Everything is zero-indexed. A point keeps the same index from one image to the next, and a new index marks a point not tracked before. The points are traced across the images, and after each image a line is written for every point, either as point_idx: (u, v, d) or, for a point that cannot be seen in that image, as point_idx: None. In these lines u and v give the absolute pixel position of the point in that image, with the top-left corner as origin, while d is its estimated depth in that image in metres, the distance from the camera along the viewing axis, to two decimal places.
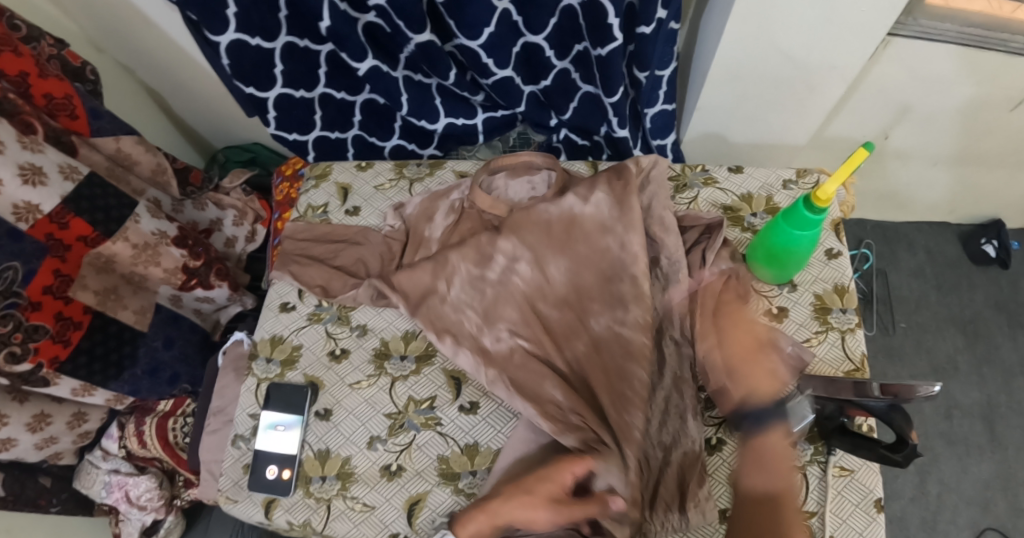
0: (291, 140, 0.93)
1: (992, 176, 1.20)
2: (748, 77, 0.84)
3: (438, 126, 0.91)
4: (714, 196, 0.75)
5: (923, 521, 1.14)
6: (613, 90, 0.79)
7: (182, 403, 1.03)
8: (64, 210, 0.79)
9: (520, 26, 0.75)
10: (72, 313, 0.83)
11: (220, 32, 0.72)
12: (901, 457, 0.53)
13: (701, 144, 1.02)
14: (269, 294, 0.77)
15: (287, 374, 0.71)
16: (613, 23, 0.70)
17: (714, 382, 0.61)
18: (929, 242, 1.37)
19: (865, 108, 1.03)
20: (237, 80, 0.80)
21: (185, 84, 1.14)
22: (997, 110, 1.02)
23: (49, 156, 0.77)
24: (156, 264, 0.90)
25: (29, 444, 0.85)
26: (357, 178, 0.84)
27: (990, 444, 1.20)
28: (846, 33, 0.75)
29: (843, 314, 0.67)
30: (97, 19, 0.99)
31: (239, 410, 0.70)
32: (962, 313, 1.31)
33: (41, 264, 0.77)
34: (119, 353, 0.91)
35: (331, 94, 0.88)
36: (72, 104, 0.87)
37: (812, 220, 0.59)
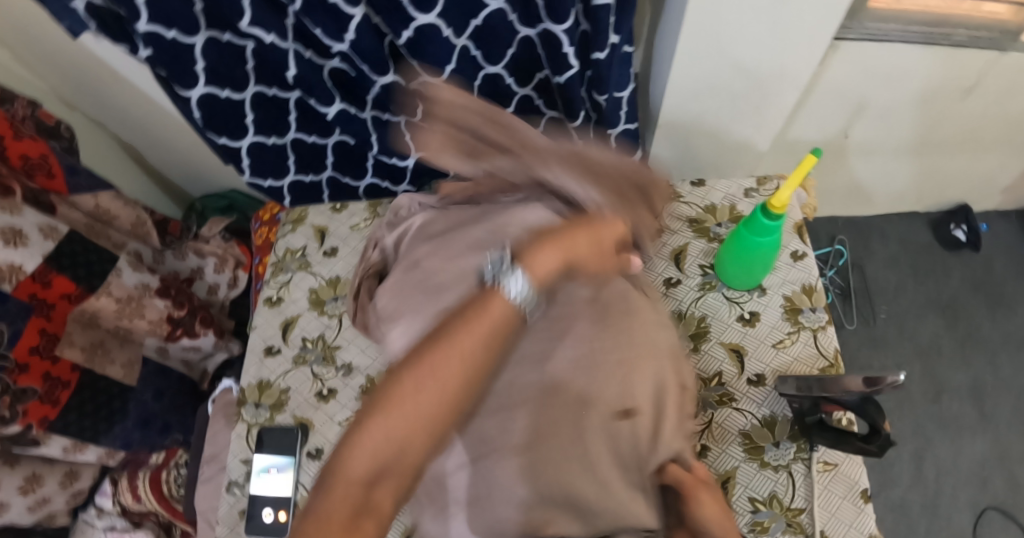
0: (267, 187, 0.95)
1: (952, 162, 1.24)
2: (705, 91, 0.88)
3: (408, 162, 0.93)
4: (679, 210, 0.78)
5: (924, 506, 1.15)
6: (574, 113, 0.83)
7: (174, 455, 1.03)
8: (46, 269, 0.80)
9: (480, 59, 0.78)
10: (60, 372, 0.83)
11: (191, 86, 0.75)
12: (877, 447, 0.54)
13: (669, 159, 1.04)
14: (251, 338, 0.77)
15: (276, 417, 0.71)
16: (569, 52, 0.73)
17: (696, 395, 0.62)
18: (901, 232, 1.40)
19: (823, 109, 1.07)
20: (209, 131, 0.82)
21: (161, 136, 1.17)
22: (950, 99, 1.07)
23: (28, 218, 0.78)
24: (140, 315, 0.93)
25: (21, 508, 0.85)
26: (332, 220, 0.85)
27: (981, 422, 1.22)
28: (793, 42, 0.79)
29: (812, 313, 0.69)
30: (69, 78, 1.01)
31: (231, 456, 0.70)
32: (940, 297, 1.34)
33: (27, 324, 0.78)
34: (110, 409, 0.90)
35: (302, 138, 0.89)
36: (49, 163, 0.88)
37: (770, 226, 0.61)
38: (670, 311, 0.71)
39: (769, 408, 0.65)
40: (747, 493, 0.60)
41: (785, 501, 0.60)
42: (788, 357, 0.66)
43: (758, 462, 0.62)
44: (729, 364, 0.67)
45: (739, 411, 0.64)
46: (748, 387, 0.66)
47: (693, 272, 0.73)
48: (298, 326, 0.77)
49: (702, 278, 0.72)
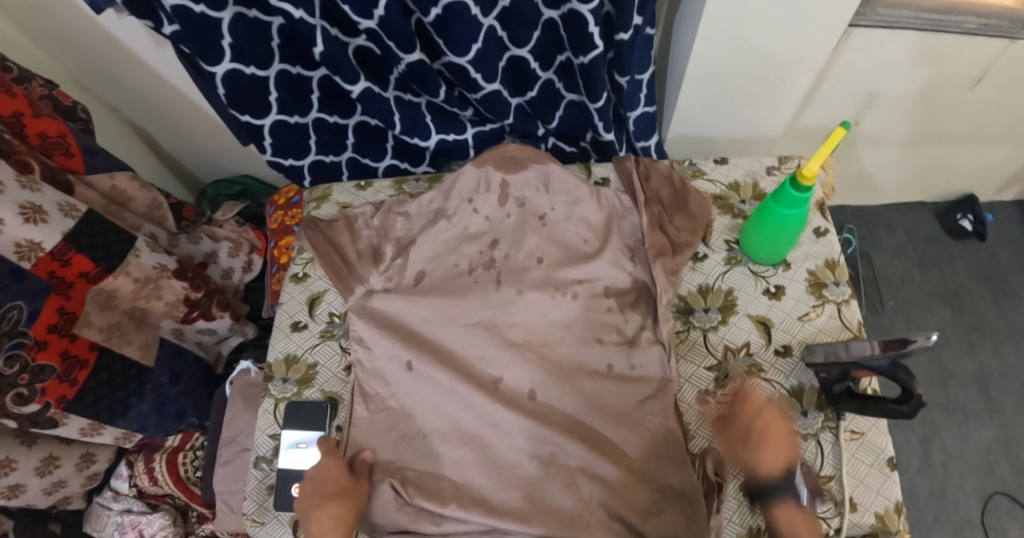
0: (287, 166, 0.94)
1: (959, 152, 1.26)
2: (723, 74, 0.88)
3: (430, 143, 0.94)
4: (703, 188, 0.78)
5: (932, 490, 1.17)
6: (596, 95, 0.83)
7: (190, 438, 1.02)
8: (66, 247, 0.79)
9: (506, 41, 0.79)
10: (78, 350, 0.83)
11: (216, 63, 0.74)
12: (909, 408, 0.54)
13: (683, 144, 1.06)
14: (278, 315, 0.76)
15: (304, 392, 0.70)
16: (594, 31, 0.74)
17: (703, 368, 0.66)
18: (907, 222, 1.42)
19: (834, 96, 1.08)
20: (233, 109, 0.82)
21: (174, 119, 1.16)
22: (958, 88, 1.08)
23: (48, 195, 0.77)
24: (157, 296, 0.93)
25: (38, 490, 0.84)
26: (357, 198, 0.83)
27: (987, 409, 1.23)
28: (811, 25, 0.80)
29: (836, 287, 0.70)
30: (83, 59, 1.01)
31: (259, 432, 0.69)
32: (946, 286, 1.36)
33: (45, 303, 0.78)
34: (127, 391, 0.90)
35: (323, 118, 0.90)
36: (67, 142, 0.88)
37: (798, 198, 0.62)
38: (697, 284, 0.71)
39: (796, 379, 0.65)
40: None
41: (814, 467, 0.60)
42: (813, 329, 0.67)
43: None
44: (757, 337, 0.67)
45: (768, 381, 0.65)
46: (775, 357, 0.66)
47: (718, 247, 0.74)
48: (325, 301, 0.75)
49: (727, 253, 0.73)
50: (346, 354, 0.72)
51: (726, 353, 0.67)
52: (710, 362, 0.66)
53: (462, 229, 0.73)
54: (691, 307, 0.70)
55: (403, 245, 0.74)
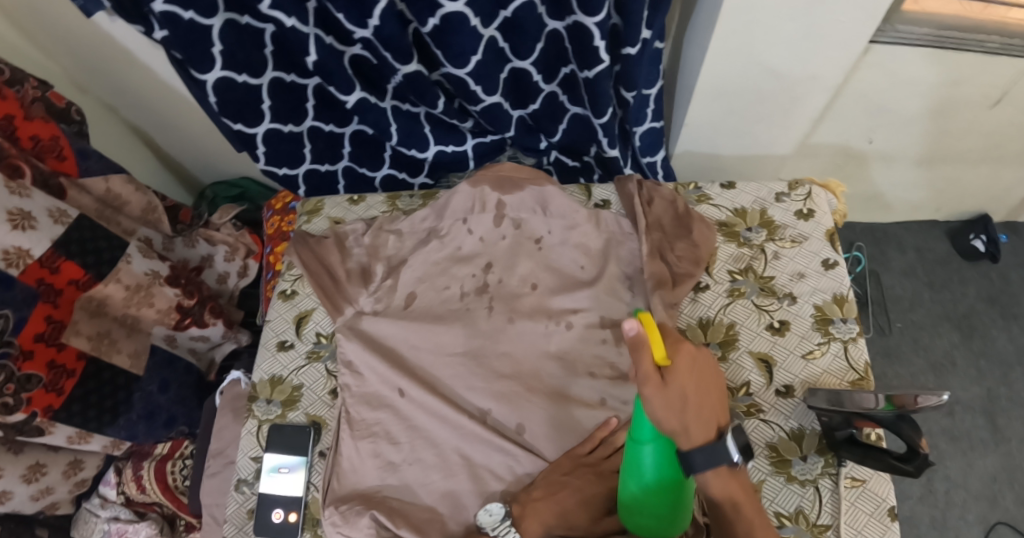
0: (281, 175, 0.92)
1: (976, 172, 1.22)
2: (732, 92, 0.85)
3: (428, 155, 0.91)
4: (708, 213, 0.76)
5: (933, 520, 1.13)
6: (601, 110, 0.80)
7: (179, 446, 1.02)
8: (54, 254, 0.78)
9: (508, 52, 0.76)
10: (66, 360, 0.82)
11: (207, 70, 0.72)
12: (913, 467, 0.51)
13: (690, 161, 1.03)
14: (264, 333, 0.74)
15: (288, 414, 0.69)
16: (600, 46, 0.71)
17: None
18: (918, 241, 1.38)
19: (849, 113, 1.04)
20: (225, 117, 0.79)
21: (172, 119, 1.14)
22: (978, 108, 1.04)
23: (37, 201, 0.76)
24: (149, 303, 0.91)
25: (24, 497, 0.83)
26: (349, 212, 0.81)
27: (993, 437, 1.20)
28: (826, 43, 0.76)
29: (843, 324, 0.67)
30: (78, 57, 0.99)
31: (241, 454, 0.68)
32: (956, 308, 1.32)
33: (33, 311, 0.76)
34: (115, 399, 0.89)
35: (319, 127, 0.87)
36: (60, 145, 0.86)
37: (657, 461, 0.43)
38: (697, 317, 0.69)
39: (797, 421, 0.63)
40: (773, 508, 0.58)
41: (811, 516, 0.58)
42: (817, 369, 0.64)
43: (785, 476, 0.60)
44: (758, 376, 0.65)
45: (767, 422, 0.62)
46: (776, 398, 0.64)
47: (721, 278, 0.71)
48: (312, 321, 0.74)
49: (730, 285, 0.70)
50: (331, 377, 0.70)
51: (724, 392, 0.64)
52: None
53: (455, 251, 0.71)
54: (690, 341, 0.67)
55: (393, 266, 0.72)
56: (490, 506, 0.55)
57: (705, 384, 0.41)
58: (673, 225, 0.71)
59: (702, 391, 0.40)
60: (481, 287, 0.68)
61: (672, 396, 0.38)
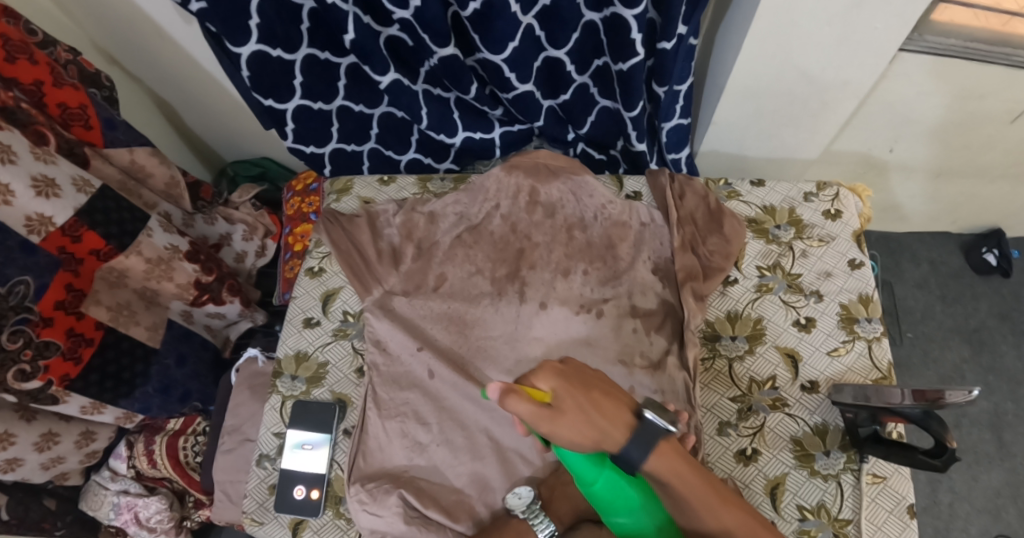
0: (308, 154, 0.93)
1: (993, 187, 1.23)
2: (763, 93, 0.86)
3: (456, 140, 0.92)
4: (738, 209, 0.76)
5: (936, 530, 1.14)
6: (633, 104, 0.81)
7: (192, 422, 1.02)
8: (77, 223, 0.77)
9: (543, 41, 0.77)
10: (84, 329, 0.82)
11: (243, 43, 0.72)
12: (941, 462, 0.52)
13: (715, 160, 1.04)
14: (291, 309, 0.74)
15: (314, 391, 0.69)
16: (636, 38, 0.71)
17: (723, 398, 0.64)
18: (933, 254, 1.39)
19: (872, 121, 1.05)
20: (257, 92, 0.80)
21: (196, 96, 1.14)
22: (998, 122, 1.04)
23: (62, 168, 0.76)
24: (168, 278, 0.91)
25: (35, 465, 0.83)
26: (379, 193, 0.81)
27: (999, 452, 1.21)
28: (860, 49, 0.76)
29: (868, 323, 0.67)
30: (106, 27, 1.00)
31: (264, 429, 0.68)
32: (967, 322, 1.33)
33: (53, 279, 0.76)
34: (131, 371, 0.89)
35: (349, 107, 0.88)
36: (88, 114, 0.86)
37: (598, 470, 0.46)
38: (725, 310, 0.69)
39: (821, 416, 0.63)
40: (796, 500, 0.59)
41: (833, 511, 0.58)
42: (841, 366, 0.65)
43: (808, 470, 0.60)
44: (784, 371, 0.65)
45: (791, 416, 0.63)
46: (801, 393, 0.64)
47: (750, 273, 0.71)
48: (340, 299, 0.74)
49: (758, 280, 0.71)
50: (357, 355, 0.70)
51: (750, 385, 0.65)
52: (734, 393, 0.64)
53: (487, 235, 0.71)
54: (718, 333, 0.68)
55: (423, 248, 0.72)
56: (518, 489, 0.55)
57: (590, 384, 0.45)
58: (706, 218, 0.72)
59: (593, 392, 0.44)
60: (513, 273, 0.68)
61: (571, 418, 0.43)
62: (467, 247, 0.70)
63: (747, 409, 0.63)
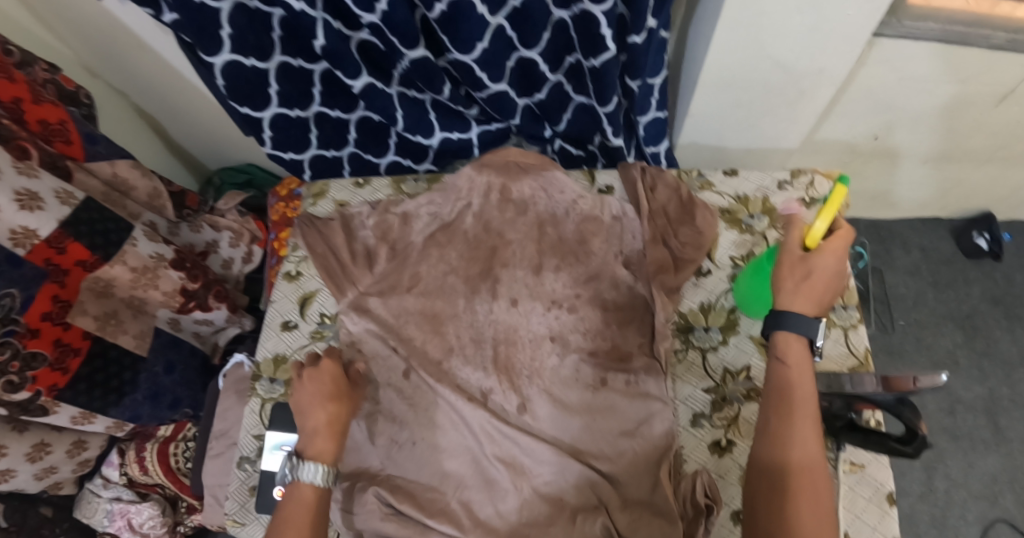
0: (287, 159, 0.94)
1: (981, 171, 1.22)
2: (739, 83, 0.85)
3: (433, 141, 0.92)
4: (711, 200, 0.76)
5: (932, 517, 1.13)
6: (606, 99, 0.81)
7: (183, 428, 1.03)
8: (62, 234, 0.78)
9: (515, 41, 0.76)
10: (71, 339, 0.82)
11: (215, 53, 0.73)
12: (912, 449, 0.51)
13: (696, 151, 1.04)
14: (269, 313, 0.75)
15: (292, 393, 0.69)
16: (606, 34, 0.71)
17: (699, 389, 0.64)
18: (923, 240, 1.38)
19: (854, 109, 1.05)
20: (233, 100, 0.81)
21: (179, 107, 1.15)
22: (982, 106, 1.04)
23: (45, 181, 0.77)
24: (154, 286, 0.92)
25: (28, 475, 0.84)
26: (355, 195, 0.83)
27: (994, 436, 1.20)
28: (832, 37, 0.76)
29: (844, 311, 0.67)
30: (87, 41, 1.00)
31: (243, 431, 0.69)
32: (959, 308, 1.32)
33: (40, 290, 0.77)
34: (119, 379, 0.90)
35: (326, 112, 0.89)
36: (68, 130, 0.87)
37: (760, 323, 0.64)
38: (698, 302, 0.69)
39: None
40: None
41: None
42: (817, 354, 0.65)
43: None
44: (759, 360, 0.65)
45: None
46: None
47: (723, 263, 0.71)
48: (317, 301, 0.74)
49: (732, 270, 0.71)
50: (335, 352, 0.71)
51: (724, 376, 0.65)
52: (708, 384, 0.64)
53: (459, 234, 0.71)
54: (691, 325, 0.68)
55: (398, 249, 0.72)
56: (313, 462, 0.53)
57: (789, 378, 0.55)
58: (680, 211, 0.72)
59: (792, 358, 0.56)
60: (485, 271, 0.69)
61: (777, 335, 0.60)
62: (439, 246, 0.71)
63: (722, 400, 0.63)
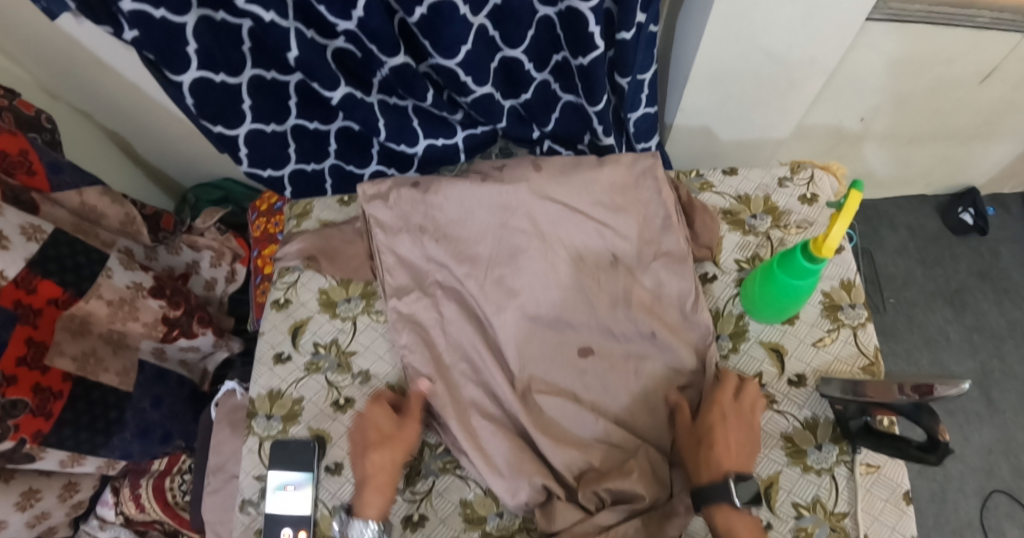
0: (266, 177, 0.89)
1: (967, 148, 1.23)
2: (730, 77, 0.83)
3: (417, 149, 0.88)
4: (711, 201, 0.75)
5: (932, 493, 1.15)
6: (596, 98, 0.79)
7: (177, 461, 0.99)
8: (30, 274, 0.74)
9: (498, 41, 0.74)
10: (52, 382, 0.78)
11: (182, 71, 0.68)
12: (936, 456, 0.50)
13: (686, 146, 1.02)
14: (259, 345, 0.72)
15: (290, 429, 0.67)
16: (595, 32, 0.68)
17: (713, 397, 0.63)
18: (910, 218, 1.39)
19: (842, 94, 1.04)
20: (205, 120, 0.76)
21: (146, 123, 1.09)
22: (968, 85, 1.04)
23: (10, 218, 0.73)
24: (134, 317, 0.87)
25: (19, 524, 0.80)
26: (341, 214, 0.81)
27: (988, 410, 1.22)
28: (824, 26, 0.74)
29: (851, 310, 0.66)
30: (46, 63, 0.94)
31: (243, 473, 0.66)
32: (948, 284, 1.33)
33: (11, 335, 0.72)
34: (106, 419, 0.85)
35: (303, 125, 0.84)
36: (29, 160, 0.82)
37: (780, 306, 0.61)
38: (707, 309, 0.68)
39: (810, 410, 0.62)
40: (791, 498, 0.58)
41: (828, 505, 0.58)
42: (828, 356, 0.64)
43: (801, 466, 0.60)
44: (771, 365, 0.65)
45: (781, 412, 0.62)
46: (789, 388, 0.63)
47: (728, 268, 0.70)
48: (309, 330, 0.73)
49: (738, 274, 0.70)
50: (380, 382, 0.70)
51: None
52: None
53: None
54: None
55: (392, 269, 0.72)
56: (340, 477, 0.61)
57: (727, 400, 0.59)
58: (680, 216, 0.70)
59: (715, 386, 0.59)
60: None
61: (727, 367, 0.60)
62: None
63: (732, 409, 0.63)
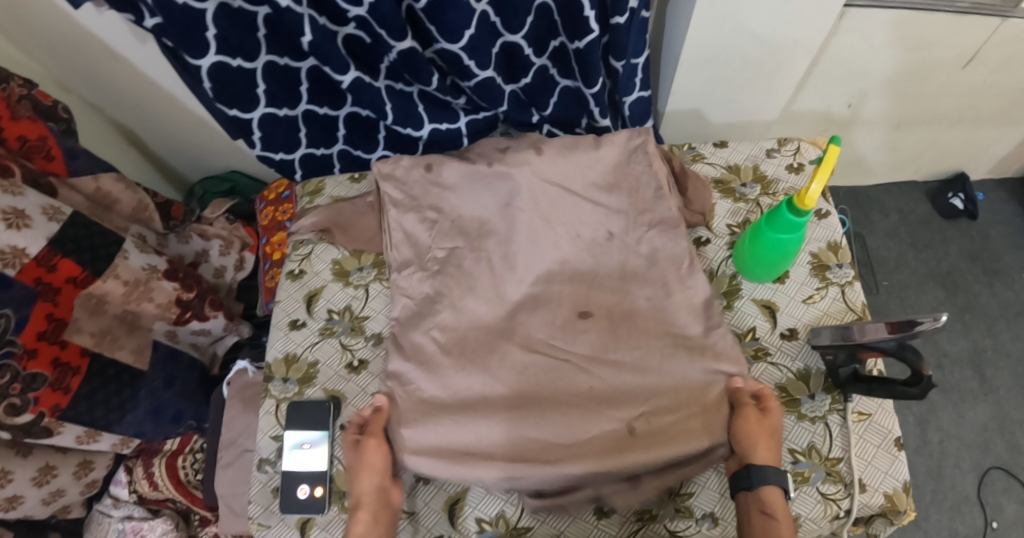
0: (277, 159, 0.94)
1: (953, 132, 1.27)
2: (719, 59, 0.88)
3: (422, 132, 0.92)
4: (704, 172, 0.78)
5: (929, 469, 1.18)
6: (592, 81, 0.83)
7: (189, 441, 1.02)
8: (50, 252, 0.77)
9: (499, 27, 0.77)
10: (70, 357, 0.81)
11: (200, 55, 0.72)
12: (919, 389, 0.53)
13: (680, 129, 1.06)
14: (275, 314, 0.76)
15: (306, 391, 0.70)
16: (590, 16, 0.72)
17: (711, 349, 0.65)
18: (900, 204, 1.43)
19: (829, 79, 1.08)
20: (220, 103, 0.80)
21: (156, 117, 1.13)
22: (950, 69, 1.08)
23: (30, 199, 0.76)
24: (148, 299, 0.90)
25: (36, 500, 0.83)
26: (351, 191, 0.85)
27: (982, 387, 1.25)
28: (808, 8, 0.79)
29: (839, 269, 0.70)
30: (61, 57, 0.98)
31: (261, 434, 0.69)
32: (940, 266, 1.37)
33: (33, 310, 0.75)
34: (121, 396, 0.88)
35: (313, 110, 0.88)
36: (48, 145, 0.86)
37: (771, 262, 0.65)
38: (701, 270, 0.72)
39: (802, 361, 0.66)
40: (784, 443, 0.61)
41: (823, 450, 0.61)
42: (818, 311, 0.68)
43: (795, 414, 0.63)
44: (763, 321, 0.68)
45: (774, 364, 0.66)
46: (781, 341, 0.67)
47: (721, 232, 0.74)
48: (323, 298, 0.76)
49: (730, 238, 0.74)
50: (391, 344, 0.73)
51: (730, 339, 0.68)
52: None
53: None
54: None
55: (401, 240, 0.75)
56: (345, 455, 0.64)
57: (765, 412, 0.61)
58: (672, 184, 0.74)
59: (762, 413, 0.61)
60: None
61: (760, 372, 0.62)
62: None
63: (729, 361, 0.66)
